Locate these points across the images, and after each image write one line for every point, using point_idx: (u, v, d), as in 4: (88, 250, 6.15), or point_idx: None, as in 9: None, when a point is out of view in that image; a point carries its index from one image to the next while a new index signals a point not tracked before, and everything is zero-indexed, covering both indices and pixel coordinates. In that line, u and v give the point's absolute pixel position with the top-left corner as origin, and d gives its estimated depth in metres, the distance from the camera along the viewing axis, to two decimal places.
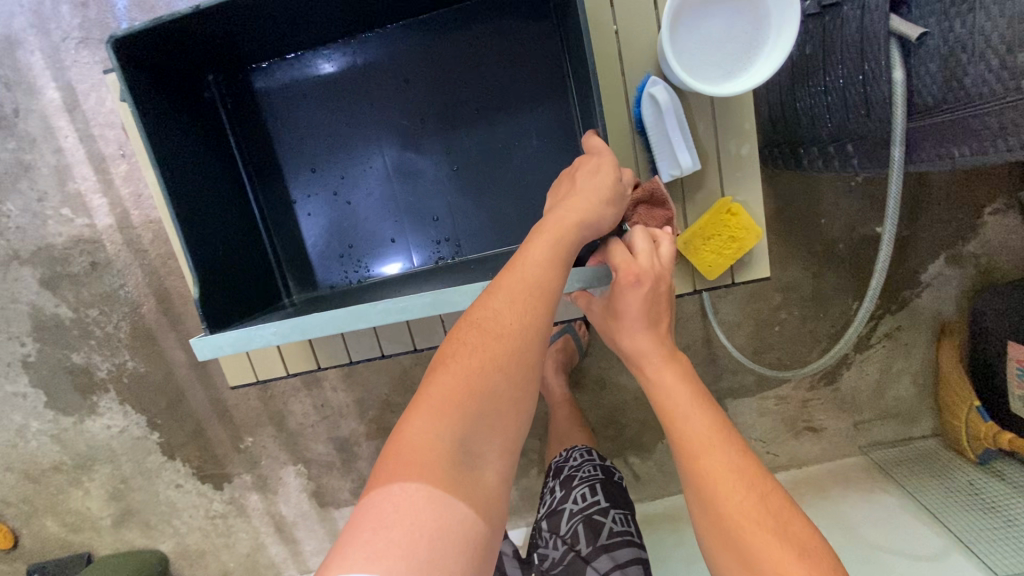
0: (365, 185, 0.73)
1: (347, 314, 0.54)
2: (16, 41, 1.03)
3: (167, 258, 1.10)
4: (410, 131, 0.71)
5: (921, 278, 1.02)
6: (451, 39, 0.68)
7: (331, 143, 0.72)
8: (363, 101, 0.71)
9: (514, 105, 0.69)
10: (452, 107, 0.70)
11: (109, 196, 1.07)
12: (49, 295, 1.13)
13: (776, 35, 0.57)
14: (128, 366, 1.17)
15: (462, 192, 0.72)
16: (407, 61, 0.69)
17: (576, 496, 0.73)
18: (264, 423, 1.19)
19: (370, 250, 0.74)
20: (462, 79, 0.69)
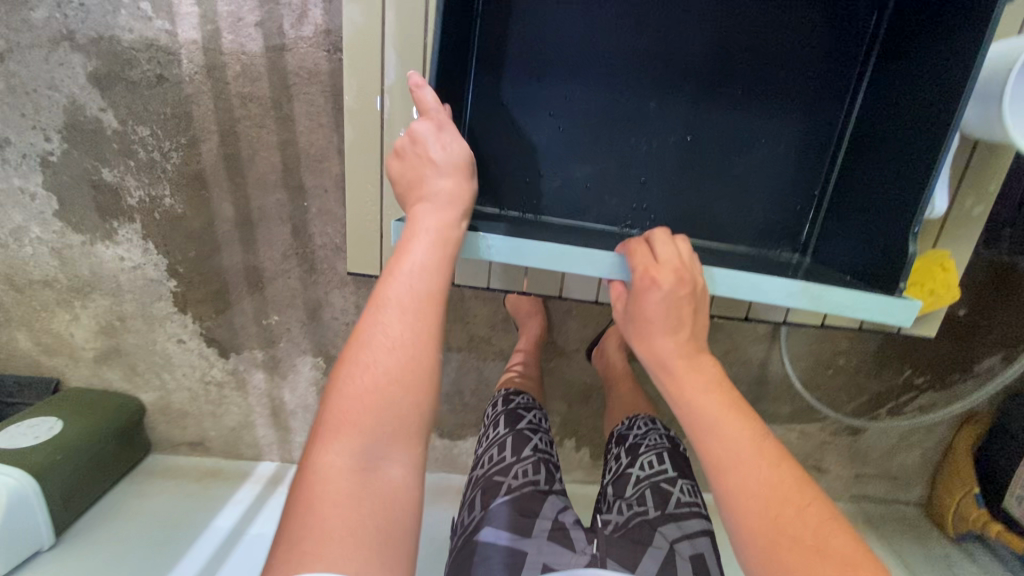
0: (583, 120, 0.74)
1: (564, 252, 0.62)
2: None
3: (247, 100, 0.97)
4: (662, 85, 0.72)
5: (973, 367, 1.05)
6: (768, 28, 0.69)
7: (580, 60, 0.72)
8: (632, 36, 0.70)
9: (784, 115, 0.72)
10: (718, 78, 0.71)
11: (202, 7, 0.93)
12: (95, 95, 0.99)
13: None
14: (164, 203, 1.05)
15: (680, 164, 0.75)
16: (703, 16, 0.69)
17: (643, 463, 0.77)
18: (297, 306, 1.11)
19: (563, 189, 0.76)
20: (743, 52, 0.70)
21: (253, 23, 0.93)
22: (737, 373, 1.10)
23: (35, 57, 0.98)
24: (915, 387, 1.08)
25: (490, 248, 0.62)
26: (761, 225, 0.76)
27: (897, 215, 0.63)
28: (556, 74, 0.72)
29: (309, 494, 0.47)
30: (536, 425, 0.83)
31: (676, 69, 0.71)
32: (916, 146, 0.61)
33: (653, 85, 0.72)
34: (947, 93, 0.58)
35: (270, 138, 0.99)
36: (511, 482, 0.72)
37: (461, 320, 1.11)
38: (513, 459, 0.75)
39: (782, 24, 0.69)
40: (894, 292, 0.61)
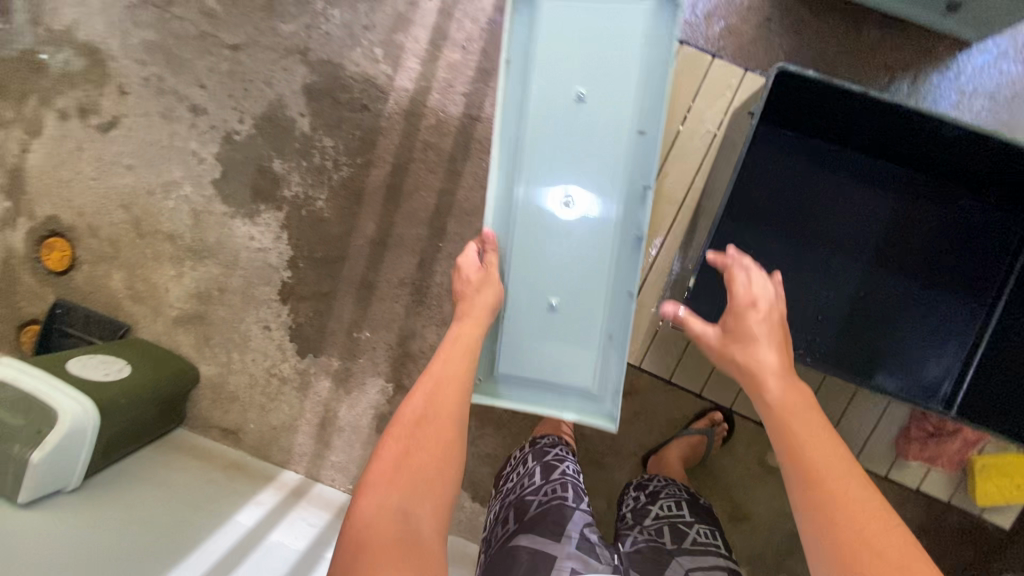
0: (787, 258, 0.93)
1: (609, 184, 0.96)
2: None
3: (428, 147, 1.12)
4: (846, 249, 0.93)
5: None
6: (940, 226, 0.90)
7: (792, 217, 0.93)
8: (833, 207, 0.93)
9: (942, 294, 0.91)
10: (888, 253, 0.92)
11: (424, 68, 1.11)
12: (302, 101, 1.14)
13: None
14: (315, 204, 1.16)
15: (852, 309, 0.92)
16: (885, 204, 0.92)
17: (662, 504, 0.84)
18: (391, 330, 1.18)
19: None
20: (908, 238, 0.91)
21: (461, 93, 1.10)
22: (775, 522, 1.14)
23: (265, 57, 1.13)
24: None
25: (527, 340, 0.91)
26: (911, 374, 0.92)
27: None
28: (763, 224, 0.93)
29: (347, 534, 0.58)
30: (561, 454, 0.89)
31: (863, 238, 0.92)
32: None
33: (841, 246, 0.93)
34: None
35: (435, 183, 1.13)
36: (538, 497, 0.80)
37: None
38: (542, 479, 0.83)
39: (953, 231, 0.90)
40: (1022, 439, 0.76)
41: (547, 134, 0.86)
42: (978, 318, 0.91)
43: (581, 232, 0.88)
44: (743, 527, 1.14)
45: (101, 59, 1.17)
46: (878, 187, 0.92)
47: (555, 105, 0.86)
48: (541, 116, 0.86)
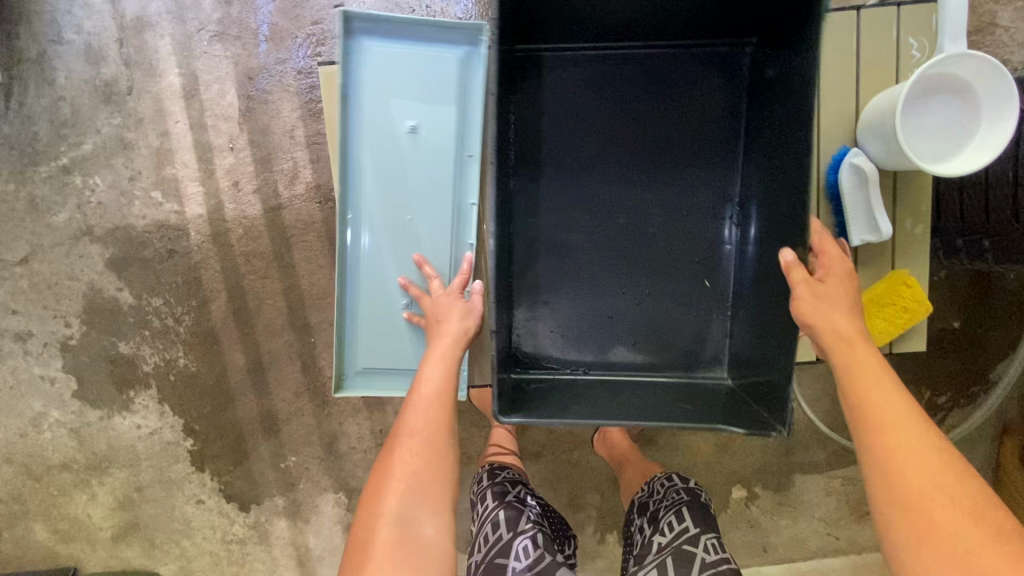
0: (579, 232, 0.75)
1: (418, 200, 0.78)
2: (147, 23, 1.03)
3: (251, 256, 1.06)
4: (601, 152, 0.74)
5: (990, 376, 1.05)
6: (596, 73, 0.73)
7: (552, 206, 0.75)
8: (561, 155, 0.74)
9: (686, 126, 0.73)
10: (628, 105, 0.73)
11: (206, 186, 1.05)
12: (113, 277, 1.08)
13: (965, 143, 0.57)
14: (179, 364, 1.10)
15: (664, 188, 0.74)
16: (579, 97, 0.73)
17: (665, 528, 0.81)
18: (313, 443, 1.12)
19: (599, 299, 0.76)
20: (618, 82, 0.73)
21: (252, 191, 1.05)
22: None
23: (55, 255, 1.08)
24: (940, 408, 1.07)
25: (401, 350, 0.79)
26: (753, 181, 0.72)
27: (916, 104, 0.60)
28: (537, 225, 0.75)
29: (364, 543, 0.59)
30: (523, 499, 0.87)
31: (607, 139, 0.74)
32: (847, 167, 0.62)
33: (598, 152, 0.74)
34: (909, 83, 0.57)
35: (275, 286, 1.07)
36: (515, 564, 0.76)
37: (478, 426, 1.11)
38: (511, 535, 0.79)
39: (635, 52, 0.72)
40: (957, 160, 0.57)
41: (376, 189, 0.77)
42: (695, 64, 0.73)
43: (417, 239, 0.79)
44: (735, 450, 1.09)
45: None
46: (555, 96, 0.73)
47: (387, 144, 0.76)
48: (362, 160, 0.76)
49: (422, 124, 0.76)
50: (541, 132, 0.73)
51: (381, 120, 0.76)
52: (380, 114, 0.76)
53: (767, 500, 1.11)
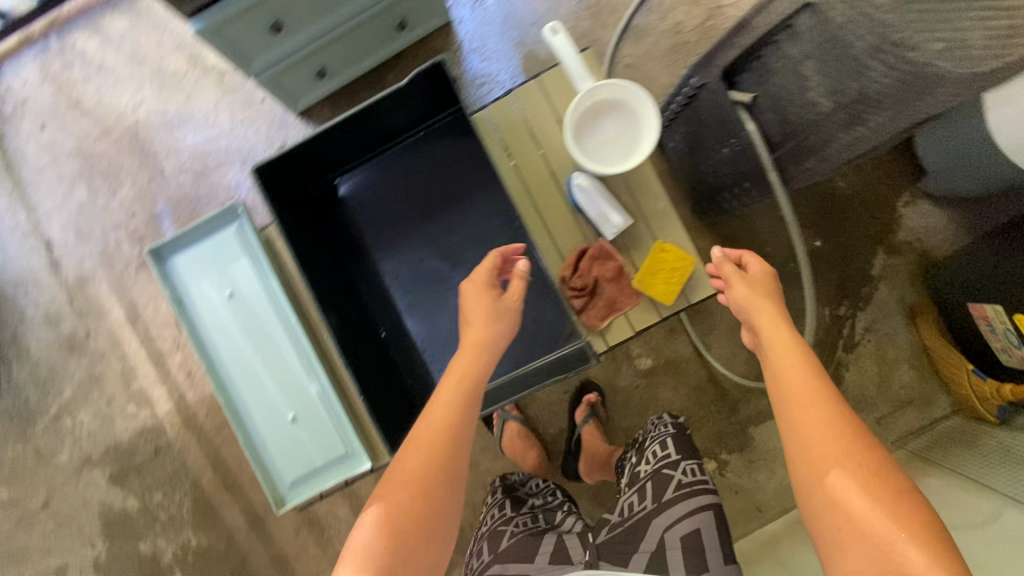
0: (432, 297, 0.81)
1: (260, 336, 0.78)
2: (87, 278, 1.27)
3: (220, 427, 1.23)
4: (416, 232, 0.81)
5: (872, 274, 1.14)
6: (377, 176, 0.81)
7: (404, 290, 0.81)
8: (391, 248, 0.81)
9: (459, 181, 0.80)
10: (412, 195, 0.81)
11: (167, 385, 1.24)
12: (118, 490, 1.24)
13: (641, 139, 0.70)
14: (192, 543, 1.24)
15: (468, 239, 0.81)
16: (378, 200, 0.81)
17: (653, 455, 0.93)
18: (326, 568, 1.22)
19: (465, 348, 0.80)
20: (398, 179, 0.81)
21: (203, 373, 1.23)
22: (699, 400, 1.17)
23: (68, 490, 1.25)
24: (845, 317, 1.15)
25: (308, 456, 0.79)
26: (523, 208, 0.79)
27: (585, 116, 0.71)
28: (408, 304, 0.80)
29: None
30: (531, 489, 1.03)
31: (413, 222, 0.81)
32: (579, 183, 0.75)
33: (413, 234, 0.81)
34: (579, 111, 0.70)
35: None
36: (512, 528, 0.90)
37: None
38: (514, 511, 0.95)
39: (391, 155, 0.81)
40: (633, 145, 0.71)
41: (226, 340, 0.79)
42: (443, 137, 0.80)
43: (278, 376, 0.78)
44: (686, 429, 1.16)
45: None
46: (363, 211, 0.81)
47: (217, 313, 0.79)
48: (209, 330, 0.79)
49: (236, 285, 0.78)
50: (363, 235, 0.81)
51: (207, 298, 0.79)
52: (204, 294, 0.79)
53: (737, 462, 1.16)
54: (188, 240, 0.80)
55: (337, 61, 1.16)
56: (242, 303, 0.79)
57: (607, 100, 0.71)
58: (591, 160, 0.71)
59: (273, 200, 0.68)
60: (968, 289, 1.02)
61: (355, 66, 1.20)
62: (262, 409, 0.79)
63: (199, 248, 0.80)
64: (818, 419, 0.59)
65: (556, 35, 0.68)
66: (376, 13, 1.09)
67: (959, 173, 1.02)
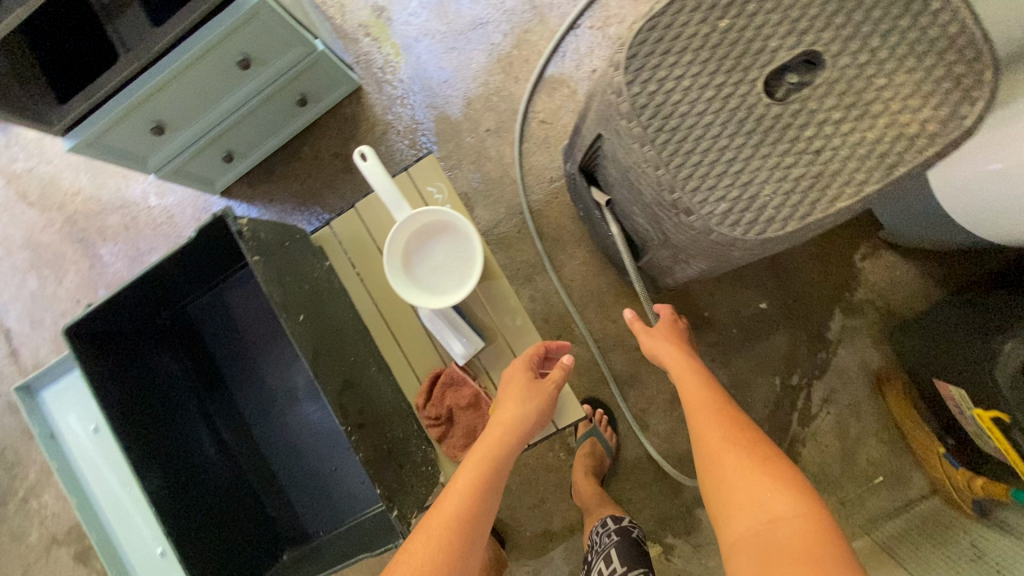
0: (290, 419, 0.78)
1: (126, 469, 0.78)
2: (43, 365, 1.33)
3: None
4: (273, 353, 0.78)
5: (829, 336, 1.01)
6: (229, 299, 0.78)
7: (264, 413, 0.79)
8: (249, 371, 0.79)
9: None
10: (262, 314, 0.78)
11: None
12: (82, 568, 1.30)
13: (476, 260, 0.64)
14: None
15: None
16: (233, 324, 0.79)
17: (602, 569, 0.89)
18: None
19: (325, 472, 0.76)
20: (249, 300, 0.78)
21: None
22: (638, 479, 1.08)
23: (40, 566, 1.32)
24: (799, 386, 1.02)
25: None
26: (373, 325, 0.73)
27: (412, 241, 0.65)
28: (270, 428, 0.78)
29: None
30: None
31: (269, 343, 0.79)
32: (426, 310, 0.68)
33: (269, 356, 0.79)
34: (403, 239, 0.64)
35: None
36: None
37: None
38: None
39: (240, 279, 0.78)
40: (469, 268, 0.64)
41: (94, 475, 0.79)
42: None
43: (143, 510, 0.77)
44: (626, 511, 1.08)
45: None
46: (219, 337, 0.79)
47: (85, 449, 0.79)
48: (77, 466, 0.79)
49: (100, 419, 0.78)
50: (223, 360, 0.79)
51: (75, 434, 0.79)
52: (72, 430, 0.79)
53: (684, 546, 1.06)
54: (53, 376, 0.80)
55: (242, 140, 1.14)
56: (107, 436, 0.78)
57: (432, 223, 0.65)
58: (425, 290, 0.64)
59: (100, 359, 0.64)
60: (931, 364, 0.88)
61: (263, 145, 1.19)
62: (131, 544, 0.77)
63: (64, 384, 0.80)
64: (719, 431, 0.62)
65: (365, 161, 0.62)
66: (270, 95, 1.06)
67: (916, 230, 0.88)
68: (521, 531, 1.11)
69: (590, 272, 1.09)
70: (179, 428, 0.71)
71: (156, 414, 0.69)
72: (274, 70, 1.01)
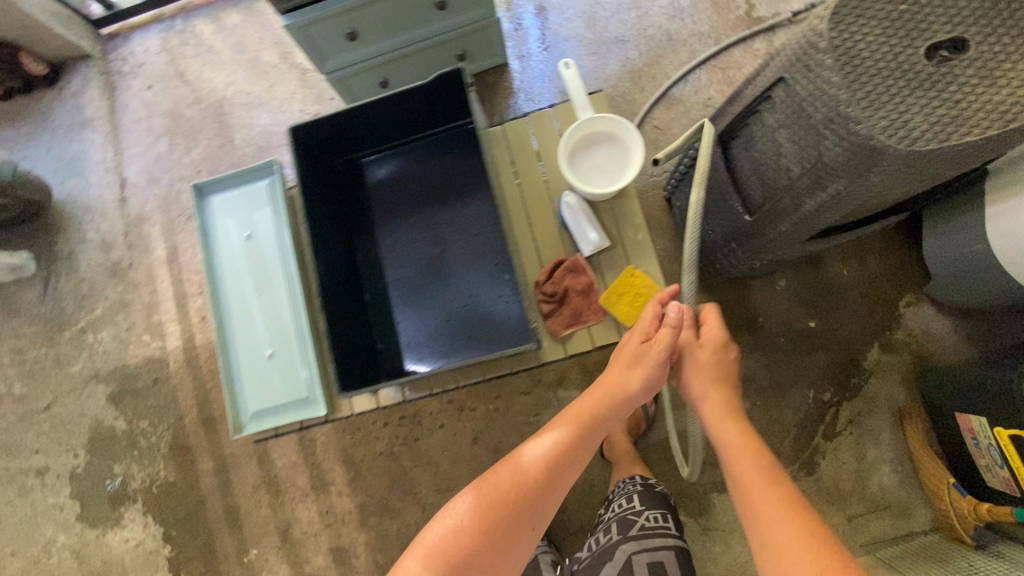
0: (412, 274, 0.88)
1: (260, 276, 0.89)
2: (145, 218, 1.44)
3: (215, 372, 1.32)
4: (415, 216, 0.90)
5: (864, 364, 1.13)
6: (394, 162, 0.91)
7: (392, 264, 0.89)
8: (390, 226, 0.90)
9: (466, 179, 0.89)
10: (418, 181, 0.91)
11: (182, 324, 1.36)
12: (112, 410, 1.34)
13: (628, 167, 0.78)
14: (159, 475, 1.31)
15: (458, 228, 0.88)
16: (389, 184, 0.91)
17: (617, 507, 0.99)
18: (271, 532, 1.25)
19: (432, 325, 0.86)
20: (411, 167, 0.91)
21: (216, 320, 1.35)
22: (664, 452, 1.16)
23: (72, 399, 1.36)
24: (829, 404, 1.13)
25: (272, 388, 0.86)
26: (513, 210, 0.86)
27: (580, 141, 0.79)
28: (394, 278, 0.89)
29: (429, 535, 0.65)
30: None
31: (415, 206, 0.90)
32: (571, 203, 0.81)
33: (412, 217, 0.90)
34: (575, 135, 0.79)
35: None
36: None
37: (410, 493, 1.22)
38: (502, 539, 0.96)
39: (409, 147, 0.91)
40: (621, 173, 0.79)
41: (232, 274, 0.89)
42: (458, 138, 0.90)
43: (265, 314, 0.88)
44: None
45: None
46: (373, 191, 0.91)
47: (232, 250, 0.90)
48: (221, 263, 0.90)
49: (254, 230, 0.90)
50: (370, 211, 0.91)
51: (228, 236, 0.91)
52: (227, 232, 0.91)
53: (692, 526, 1.13)
54: (226, 185, 0.92)
55: (398, 73, 1.31)
56: (254, 244, 0.89)
57: (600, 131, 0.79)
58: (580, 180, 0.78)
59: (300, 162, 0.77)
60: (957, 400, 0.99)
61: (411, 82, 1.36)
62: (246, 340, 0.88)
63: (231, 193, 0.92)
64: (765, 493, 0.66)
65: (567, 69, 0.78)
66: (440, 41, 1.24)
67: (960, 283, 1.02)
68: None
69: (665, 260, 1.23)
70: (328, 247, 0.82)
71: (318, 227, 0.81)
72: (456, 19, 1.18)
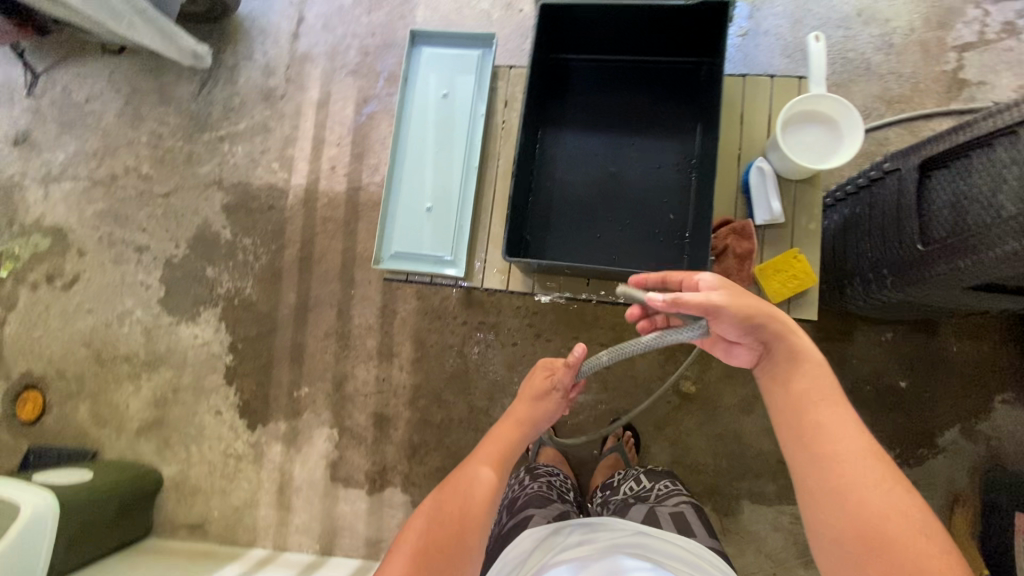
0: (581, 184, 0.91)
1: (445, 134, 0.93)
2: (310, 58, 1.49)
3: (327, 219, 1.38)
4: (603, 132, 0.93)
5: (938, 440, 1.14)
6: (601, 76, 0.94)
7: (565, 168, 0.92)
8: (575, 133, 0.93)
9: (662, 116, 0.91)
10: (618, 103, 0.93)
11: (312, 166, 1.42)
12: (223, 218, 1.42)
13: (833, 155, 0.81)
14: (244, 291, 1.38)
15: (640, 158, 0.91)
16: (589, 94, 0.94)
17: (626, 485, 1.02)
18: (326, 378, 1.32)
19: (584, 236, 0.90)
20: (616, 87, 0.93)
21: (343, 174, 1.40)
22: (714, 446, 1.19)
23: (190, 194, 1.44)
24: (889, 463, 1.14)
25: (418, 236, 0.91)
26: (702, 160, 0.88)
27: (795, 118, 0.82)
28: (562, 180, 0.92)
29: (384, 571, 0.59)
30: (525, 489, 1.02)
31: (606, 124, 0.93)
32: (761, 170, 0.83)
33: (598, 132, 0.93)
34: (797, 109, 0.81)
35: (337, 245, 1.37)
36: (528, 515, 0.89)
37: (464, 392, 1.27)
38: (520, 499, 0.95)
39: (622, 68, 0.93)
40: (824, 159, 0.81)
41: (418, 122, 0.94)
42: (672, 79, 0.92)
43: (436, 169, 0.92)
44: (688, 464, 1.18)
45: (63, 235, 1.46)
46: (571, 95, 0.94)
47: (426, 101, 0.94)
48: (412, 109, 0.94)
49: (453, 90, 0.94)
50: (561, 113, 0.94)
51: (426, 87, 0.95)
52: (426, 83, 0.95)
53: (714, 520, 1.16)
54: (440, 40, 0.96)
55: None
56: (449, 103, 0.94)
57: (819, 114, 0.82)
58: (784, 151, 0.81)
59: None
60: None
61: None
62: (410, 185, 0.92)
63: (441, 50, 0.96)
64: (846, 440, 0.59)
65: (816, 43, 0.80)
66: None
67: None
68: (593, 424, 1.22)
69: None
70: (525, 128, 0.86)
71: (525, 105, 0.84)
72: None
